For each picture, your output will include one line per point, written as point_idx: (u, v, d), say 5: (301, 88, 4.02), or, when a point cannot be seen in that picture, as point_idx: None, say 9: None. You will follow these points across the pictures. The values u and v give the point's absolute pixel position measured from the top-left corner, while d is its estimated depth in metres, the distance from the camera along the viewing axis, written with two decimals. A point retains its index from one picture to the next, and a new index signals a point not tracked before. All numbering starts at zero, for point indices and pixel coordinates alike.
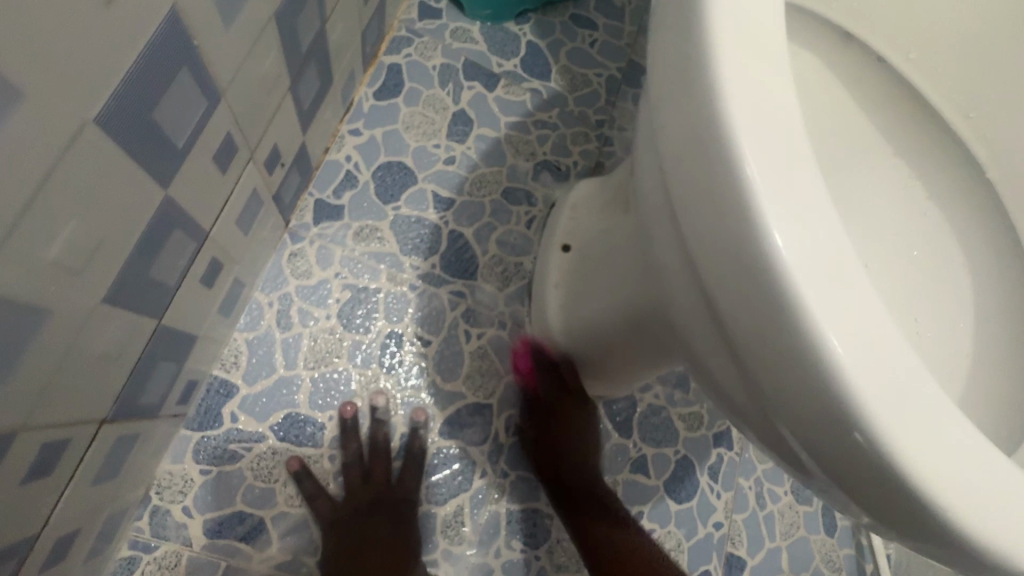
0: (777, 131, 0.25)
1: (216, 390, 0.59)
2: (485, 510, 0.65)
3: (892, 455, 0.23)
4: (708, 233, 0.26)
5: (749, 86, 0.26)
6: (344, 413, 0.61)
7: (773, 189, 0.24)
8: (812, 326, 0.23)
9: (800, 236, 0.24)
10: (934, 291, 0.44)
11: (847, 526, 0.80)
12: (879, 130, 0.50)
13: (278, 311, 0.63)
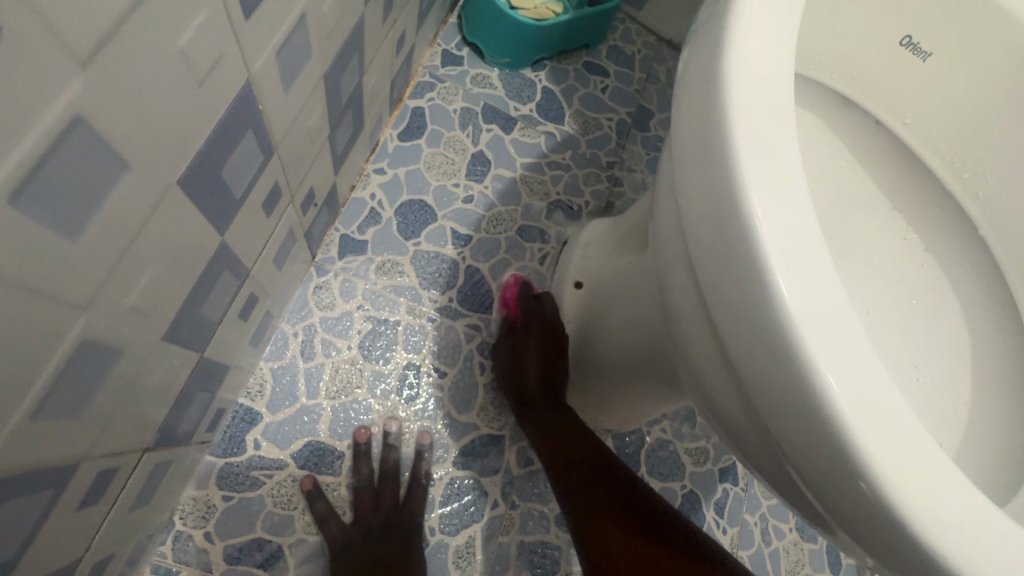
0: (790, 205, 0.28)
1: (241, 418, 0.61)
2: (496, 541, 0.66)
3: (894, 504, 0.26)
4: (727, 296, 0.29)
5: (765, 164, 0.29)
6: (359, 438, 0.63)
7: (785, 260, 0.27)
8: (820, 384, 0.26)
9: (808, 302, 0.27)
10: (933, 339, 0.47)
11: (852, 564, 0.81)
12: (877, 187, 0.53)
13: (302, 342, 0.66)
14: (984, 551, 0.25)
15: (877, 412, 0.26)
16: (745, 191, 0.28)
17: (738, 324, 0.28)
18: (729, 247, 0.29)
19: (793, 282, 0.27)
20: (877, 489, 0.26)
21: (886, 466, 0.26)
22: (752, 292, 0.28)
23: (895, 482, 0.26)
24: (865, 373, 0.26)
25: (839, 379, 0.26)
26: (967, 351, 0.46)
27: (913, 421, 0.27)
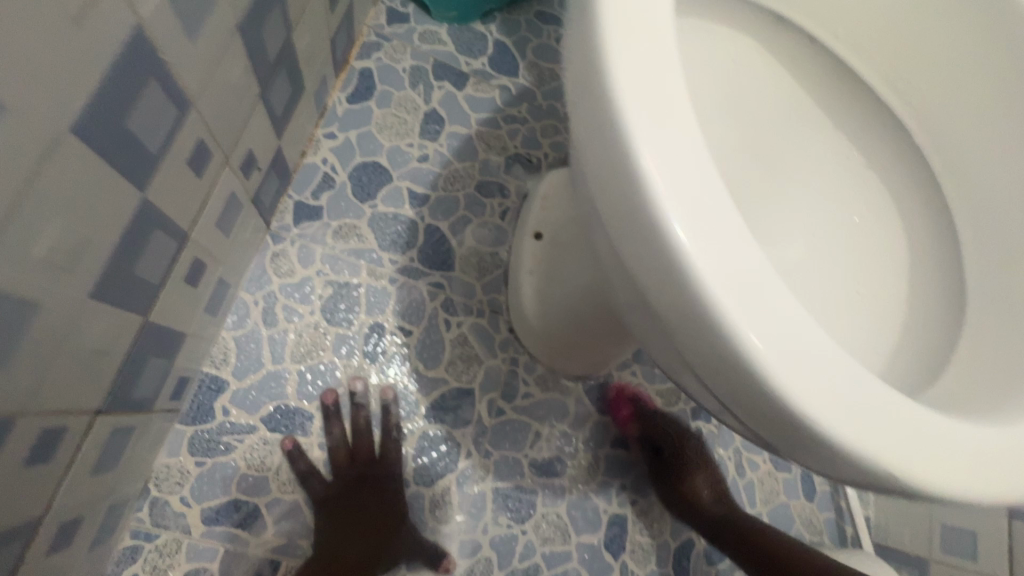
0: (666, 118, 0.28)
1: (208, 386, 0.62)
2: (471, 487, 0.69)
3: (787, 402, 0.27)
4: (615, 217, 0.28)
5: (640, 77, 0.28)
6: (327, 400, 0.64)
7: (668, 171, 0.27)
8: (707, 294, 0.26)
9: (692, 216, 0.26)
10: (867, 256, 0.48)
11: (825, 490, 0.84)
12: (817, 106, 0.52)
13: (263, 309, 0.66)
14: (870, 426, 0.27)
15: (766, 314, 0.27)
16: (622, 106, 0.28)
17: (627, 247, 0.28)
18: (612, 164, 0.28)
19: (679, 195, 0.27)
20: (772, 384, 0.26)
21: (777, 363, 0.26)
22: (637, 208, 0.27)
23: (788, 377, 0.26)
24: (753, 275, 0.27)
25: (727, 286, 0.26)
26: (902, 265, 0.47)
27: (803, 318, 0.27)
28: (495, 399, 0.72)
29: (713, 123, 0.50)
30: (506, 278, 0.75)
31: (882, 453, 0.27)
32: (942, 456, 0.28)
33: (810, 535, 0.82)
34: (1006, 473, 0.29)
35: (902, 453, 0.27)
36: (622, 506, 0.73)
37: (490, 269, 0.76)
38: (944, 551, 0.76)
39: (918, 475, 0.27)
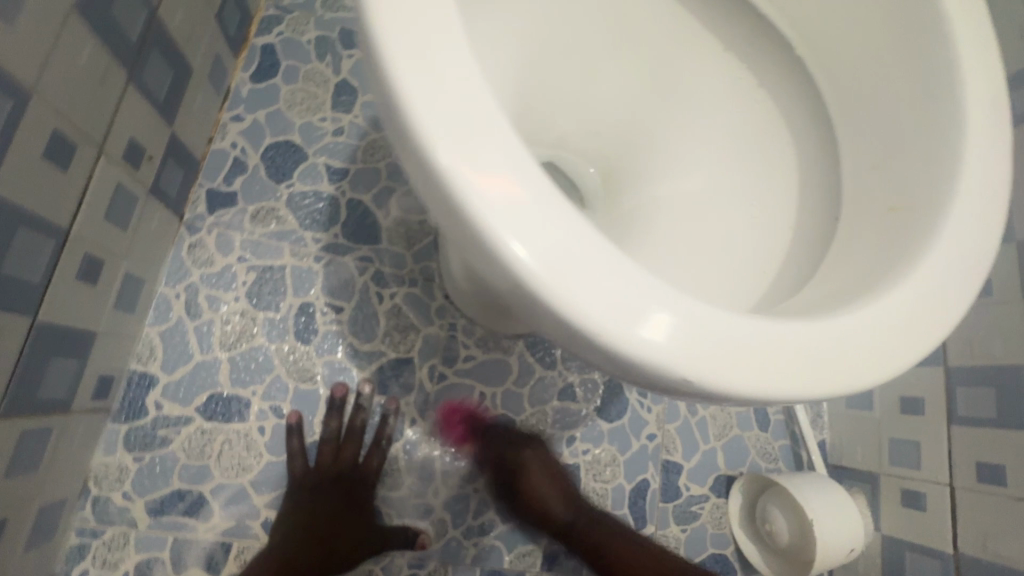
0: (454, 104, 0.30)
1: (137, 383, 0.62)
2: (419, 452, 0.70)
3: (614, 345, 0.30)
4: (436, 204, 0.31)
5: (421, 71, 0.30)
6: (334, 392, 0.67)
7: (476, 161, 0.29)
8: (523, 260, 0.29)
9: (493, 191, 0.29)
10: (751, 191, 0.51)
11: (779, 419, 0.85)
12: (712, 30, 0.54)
13: (186, 302, 0.66)
14: (690, 347, 0.30)
15: (590, 276, 0.29)
16: (422, 112, 0.30)
17: (454, 230, 0.31)
18: (426, 168, 0.30)
19: (489, 181, 0.29)
20: (613, 335, 0.29)
21: (612, 318, 0.29)
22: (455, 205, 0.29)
23: (624, 327, 0.29)
24: (572, 240, 0.30)
25: (550, 259, 0.29)
26: (791, 189, 0.50)
27: (625, 268, 0.30)
28: (436, 365, 0.73)
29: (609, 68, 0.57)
30: (436, 245, 0.75)
31: (704, 368, 0.30)
32: (776, 357, 0.32)
33: (766, 464, 0.83)
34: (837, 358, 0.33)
35: (724, 363, 0.31)
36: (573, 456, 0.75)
37: (419, 237, 0.75)
38: (891, 464, 0.77)
39: (744, 384, 0.31)
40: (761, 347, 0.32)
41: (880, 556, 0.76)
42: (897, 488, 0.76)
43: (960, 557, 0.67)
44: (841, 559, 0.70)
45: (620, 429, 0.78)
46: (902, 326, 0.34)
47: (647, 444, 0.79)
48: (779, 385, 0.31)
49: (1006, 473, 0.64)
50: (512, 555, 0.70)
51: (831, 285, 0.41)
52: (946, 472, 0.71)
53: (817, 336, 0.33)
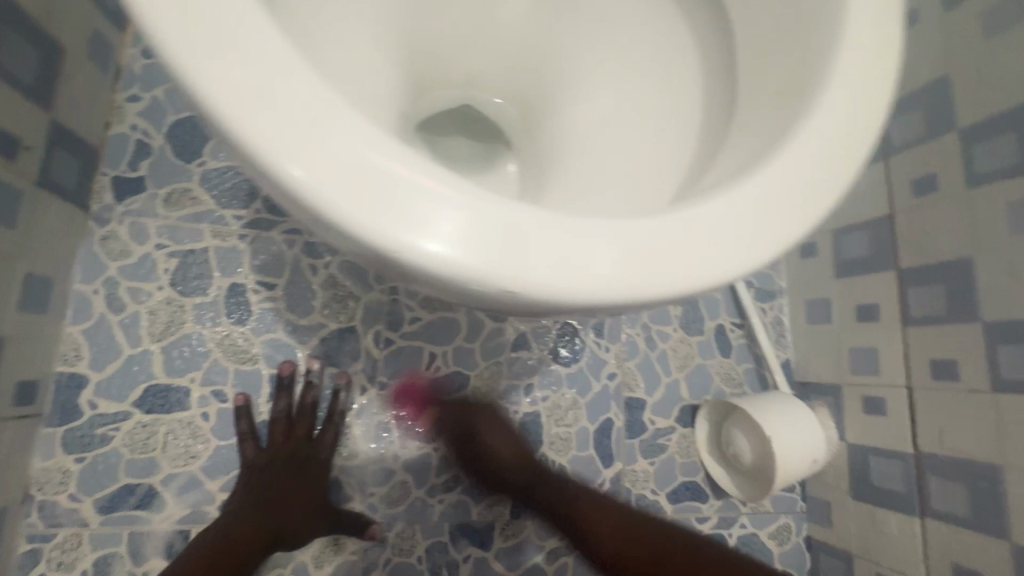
0: (258, 95, 0.27)
1: (67, 385, 0.60)
2: (373, 418, 0.70)
3: (514, 287, 0.29)
4: (292, 206, 0.29)
5: (214, 69, 0.27)
6: (283, 371, 0.66)
7: (339, 155, 0.28)
8: (389, 232, 0.27)
9: (333, 171, 0.27)
10: (659, 99, 0.49)
11: (742, 344, 0.85)
12: None
13: (106, 297, 0.63)
14: (587, 267, 0.30)
15: (509, 234, 0.29)
16: (234, 116, 0.27)
17: (320, 226, 0.29)
18: (264, 174, 0.28)
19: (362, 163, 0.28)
20: (508, 278, 0.28)
21: (556, 274, 0.29)
22: (317, 205, 0.27)
23: (523, 270, 0.29)
24: (471, 203, 0.29)
25: (467, 238, 0.28)
26: (697, 79, 0.48)
27: (531, 214, 0.30)
28: (381, 330, 0.71)
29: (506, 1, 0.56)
30: None
31: (610, 287, 0.30)
32: (719, 242, 0.32)
33: (731, 389, 0.83)
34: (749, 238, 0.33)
35: (630, 275, 0.30)
36: (533, 404, 0.75)
37: None
38: (852, 373, 0.77)
39: (657, 289, 0.30)
40: (701, 240, 0.32)
41: (846, 465, 0.76)
42: (858, 397, 0.76)
43: (919, 456, 0.67)
44: (803, 471, 0.71)
45: (579, 372, 0.77)
46: (825, 163, 0.35)
47: (608, 384, 0.78)
48: (711, 275, 0.32)
49: (958, 368, 0.63)
50: (479, 507, 0.71)
51: (739, 156, 0.39)
52: (903, 374, 0.70)
53: (730, 219, 0.33)
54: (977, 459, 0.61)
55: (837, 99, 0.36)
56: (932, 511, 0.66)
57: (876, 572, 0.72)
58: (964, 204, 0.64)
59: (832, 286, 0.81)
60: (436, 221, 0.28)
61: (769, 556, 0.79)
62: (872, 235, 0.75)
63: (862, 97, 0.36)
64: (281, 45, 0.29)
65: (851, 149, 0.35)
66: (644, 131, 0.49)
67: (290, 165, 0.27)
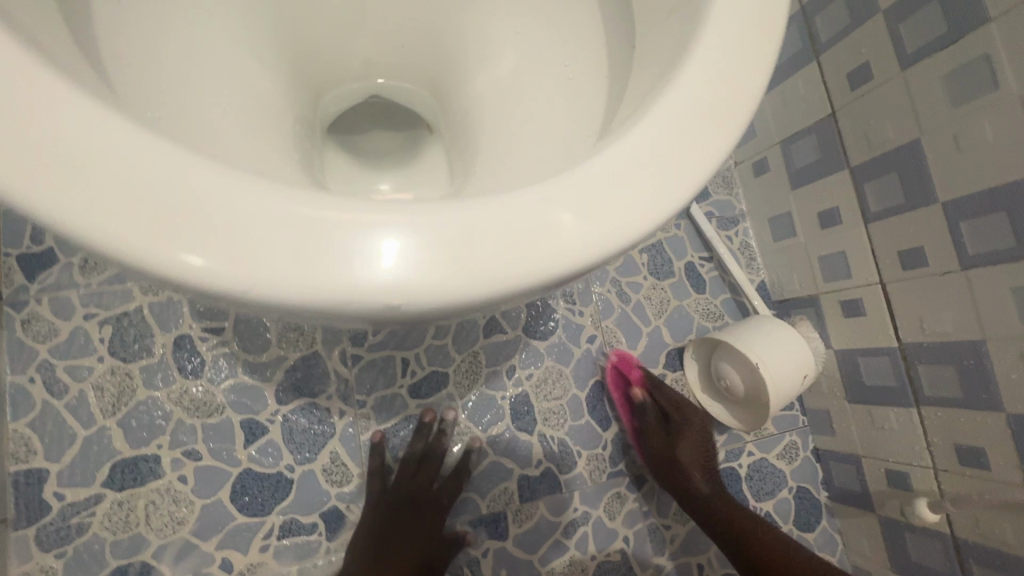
0: (104, 188, 0.23)
1: (26, 483, 0.57)
2: (361, 441, 0.67)
3: (475, 285, 0.26)
4: (204, 296, 0.25)
5: (41, 179, 0.23)
6: (425, 419, 0.67)
7: (230, 200, 0.24)
8: (316, 277, 0.24)
9: (227, 236, 0.24)
10: (562, 45, 0.46)
11: (714, 276, 0.84)
12: None
13: (44, 383, 0.59)
14: (541, 242, 0.27)
15: (455, 232, 0.26)
16: (91, 222, 0.23)
17: (243, 306, 0.26)
18: (153, 272, 0.24)
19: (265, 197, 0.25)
20: (464, 280, 0.26)
21: (529, 261, 0.26)
22: (226, 282, 0.24)
23: (472, 270, 0.26)
24: (397, 213, 0.26)
25: (411, 256, 0.25)
26: (594, 14, 0.44)
27: (467, 203, 0.27)
28: (346, 348, 0.68)
29: None
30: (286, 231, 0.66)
31: (575, 254, 0.27)
32: (671, 162, 0.30)
33: (713, 324, 0.82)
34: (690, 150, 0.30)
35: (590, 235, 0.28)
36: (518, 386, 0.73)
37: None
38: (826, 281, 0.76)
39: (622, 238, 0.28)
40: (655, 167, 0.29)
41: (838, 372, 0.76)
42: (835, 303, 0.75)
43: (905, 348, 0.67)
44: (797, 388, 0.70)
45: (557, 342, 0.75)
46: (739, 46, 0.33)
47: (590, 347, 0.77)
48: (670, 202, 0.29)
49: (925, 253, 0.63)
50: (487, 500, 0.70)
51: (648, 77, 0.36)
52: (874, 270, 0.69)
53: (666, 143, 0.30)
54: (958, 339, 0.61)
55: None
56: (926, 399, 0.65)
57: (885, 467, 0.72)
58: (904, 85, 0.62)
59: (790, 198, 0.80)
60: (370, 243, 0.25)
61: (782, 477, 0.80)
62: (818, 138, 0.74)
63: None
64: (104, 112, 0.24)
65: (755, 32, 0.33)
66: (558, 81, 0.46)
67: (193, 259, 0.23)
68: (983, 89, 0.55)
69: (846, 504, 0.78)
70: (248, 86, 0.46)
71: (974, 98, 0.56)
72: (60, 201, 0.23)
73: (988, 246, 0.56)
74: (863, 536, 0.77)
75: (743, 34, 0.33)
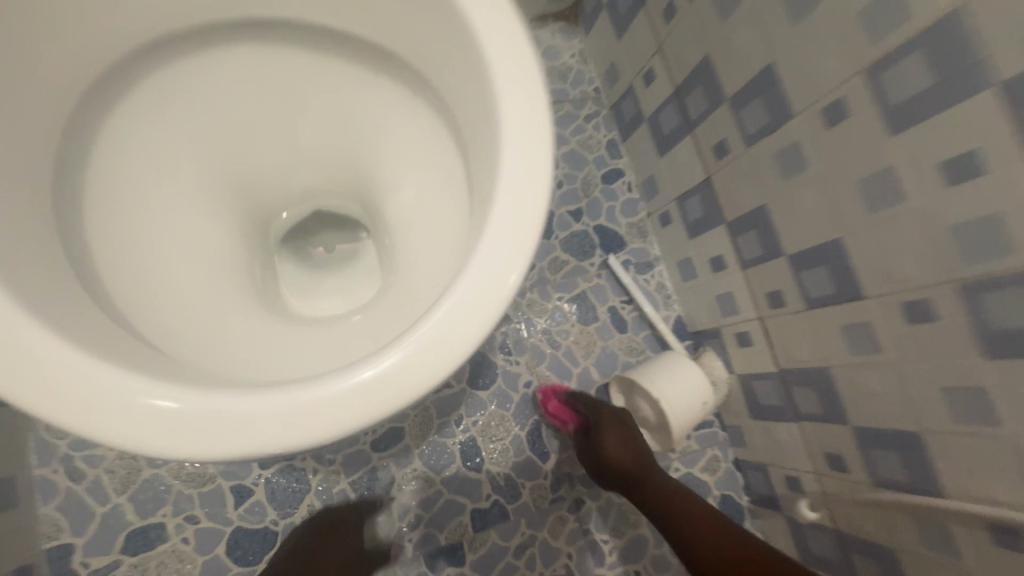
0: (102, 406, 0.38)
1: (57, 557, 0.70)
2: (334, 493, 0.79)
3: (344, 423, 0.39)
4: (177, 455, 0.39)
5: (66, 403, 0.37)
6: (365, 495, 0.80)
7: (191, 410, 0.38)
8: (241, 437, 0.38)
9: (179, 421, 0.38)
10: (442, 182, 0.60)
11: (633, 316, 0.97)
12: (358, 74, 0.60)
13: (67, 472, 0.72)
14: (387, 385, 0.40)
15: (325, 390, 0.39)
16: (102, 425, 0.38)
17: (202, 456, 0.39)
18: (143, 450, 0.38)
19: (210, 400, 0.39)
20: (338, 422, 0.39)
21: (379, 400, 0.40)
22: (187, 449, 0.38)
23: (340, 414, 0.39)
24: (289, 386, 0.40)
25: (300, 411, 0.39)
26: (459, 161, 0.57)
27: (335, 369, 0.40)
28: None
29: (303, 134, 0.63)
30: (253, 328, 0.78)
31: (411, 389, 0.40)
32: (478, 306, 0.42)
33: (635, 358, 0.95)
34: (491, 291, 0.42)
35: (421, 374, 0.40)
36: (466, 431, 0.85)
37: None
38: (723, 316, 0.89)
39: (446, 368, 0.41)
40: (466, 312, 0.42)
41: (741, 393, 0.88)
42: (731, 334, 0.88)
43: (782, 372, 0.79)
44: (698, 412, 0.83)
45: (497, 390, 0.88)
46: (527, 200, 0.44)
47: (527, 391, 0.89)
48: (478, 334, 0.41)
49: (783, 294, 0.75)
50: (445, 533, 0.82)
51: (476, 225, 0.48)
52: (753, 308, 0.82)
53: (473, 291, 0.42)
54: (814, 366, 0.73)
55: (519, 153, 0.45)
56: (802, 415, 0.77)
57: (783, 474, 0.84)
58: (749, 159, 0.75)
59: (689, 245, 0.93)
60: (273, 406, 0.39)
61: (707, 487, 0.92)
62: (701, 197, 0.87)
63: (537, 138, 0.46)
64: (103, 366, 0.39)
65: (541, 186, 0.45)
66: (443, 209, 0.59)
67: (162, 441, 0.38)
68: (798, 168, 0.67)
69: (762, 506, 0.90)
70: (195, 232, 0.59)
71: (793, 174, 0.68)
72: (81, 419, 0.37)
73: (821, 291, 0.69)
74: (778, 534, 0.88)
75: (530, 191, 0.45)
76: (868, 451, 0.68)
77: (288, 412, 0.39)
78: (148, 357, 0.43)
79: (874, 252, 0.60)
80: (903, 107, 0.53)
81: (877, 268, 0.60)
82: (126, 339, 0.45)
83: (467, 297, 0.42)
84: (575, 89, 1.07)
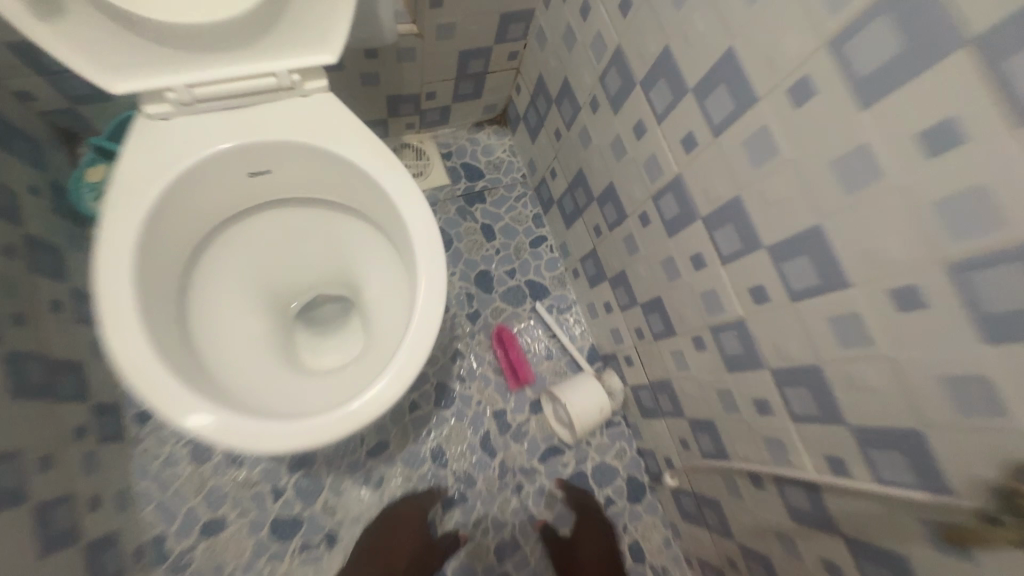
0: (187, 406, 0.68)
1: (154, 542, 1.03)
2: (340, 490, 1.12)
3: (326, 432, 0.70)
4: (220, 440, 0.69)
5: (166, 402, 0.67)
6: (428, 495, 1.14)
7: (222, 421, 0.68)
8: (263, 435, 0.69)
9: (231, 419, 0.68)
10: (396, 285, 0.93)
11: (556, 346, 1.30)
12: (343, 217, 0.94)
13: (157, 484, 1.05)
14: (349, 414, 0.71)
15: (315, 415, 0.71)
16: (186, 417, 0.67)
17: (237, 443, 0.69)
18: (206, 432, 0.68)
19: (235, 418, 0.69)
20: (319, 431, 0.70)
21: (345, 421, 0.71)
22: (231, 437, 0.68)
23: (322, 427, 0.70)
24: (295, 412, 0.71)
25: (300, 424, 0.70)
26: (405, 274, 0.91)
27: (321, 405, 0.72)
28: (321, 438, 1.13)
29: (309, 253, 0.97)
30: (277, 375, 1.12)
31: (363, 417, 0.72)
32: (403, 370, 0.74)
33: (559, 377, 1.28)
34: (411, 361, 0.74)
35: (368, 408, 0.72)
36: (434, 440, 1.18)
37: None
38: (616, 344, 1.22)
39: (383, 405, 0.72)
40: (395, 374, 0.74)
41: (633, 400, 1.21)
42: (622, 357, 1.21)
43: (650, 383, 1.12)
44: (596, 415, 1.17)
45: (456, 408, 1.21)
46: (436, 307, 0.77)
47: (478, 408, 1.23)
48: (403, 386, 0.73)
49: (642, 330, 1.09)
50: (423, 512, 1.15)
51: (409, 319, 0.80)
52: (630, 338, 1.15)
53: (401, 362, 0.74)
54: (663, 379, 1.06)
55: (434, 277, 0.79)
56: (664, 413, 1.10)
57: (663, 456, 1.16)
58: (611, 238, 1.09)
59: (591, 293, 1.27)
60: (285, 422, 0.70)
61: (616, 471, 1.24)
62: (592, 260, 1.21)
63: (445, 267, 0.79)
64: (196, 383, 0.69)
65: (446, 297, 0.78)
66: (396, 300, 0.92)
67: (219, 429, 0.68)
68: (634, 248, 1.01)
69: (656, 483, 1.22)
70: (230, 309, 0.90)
71: (632, 252, 1.02)
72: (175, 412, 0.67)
73: (658, 328, 1.02)
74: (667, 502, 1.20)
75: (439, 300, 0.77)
76: (696, 435, 1.00)
77: (271, 434, 0.69)
78: (201, 386, 0.73)
79: (675, 305, 0.94)
80: (669, 221, 0.87)
81: (678, 315, 0.93)
82: (195, 373, 0.75)
83: (396, 367, 0.74)
84: (507, 176, 1.42)
